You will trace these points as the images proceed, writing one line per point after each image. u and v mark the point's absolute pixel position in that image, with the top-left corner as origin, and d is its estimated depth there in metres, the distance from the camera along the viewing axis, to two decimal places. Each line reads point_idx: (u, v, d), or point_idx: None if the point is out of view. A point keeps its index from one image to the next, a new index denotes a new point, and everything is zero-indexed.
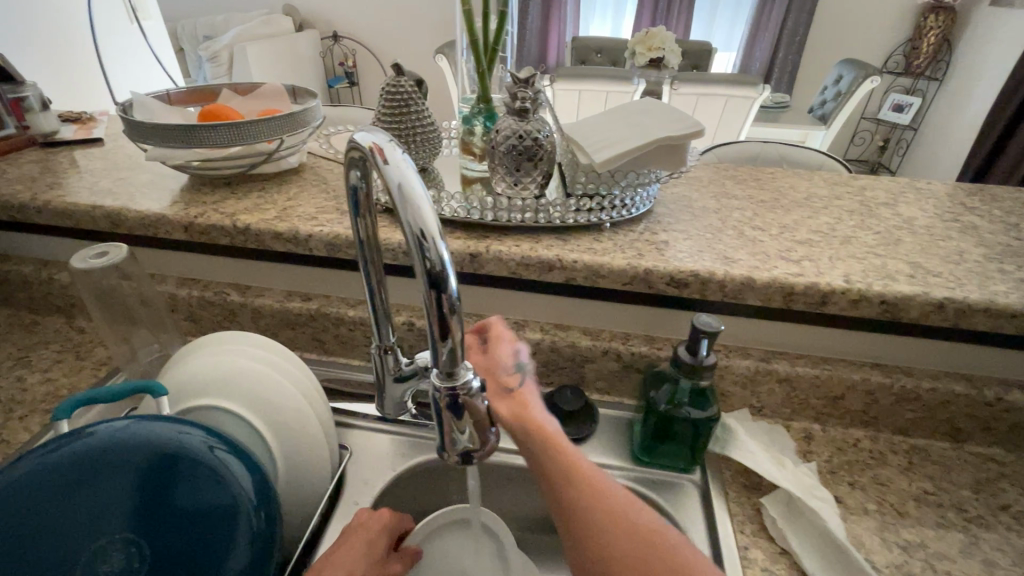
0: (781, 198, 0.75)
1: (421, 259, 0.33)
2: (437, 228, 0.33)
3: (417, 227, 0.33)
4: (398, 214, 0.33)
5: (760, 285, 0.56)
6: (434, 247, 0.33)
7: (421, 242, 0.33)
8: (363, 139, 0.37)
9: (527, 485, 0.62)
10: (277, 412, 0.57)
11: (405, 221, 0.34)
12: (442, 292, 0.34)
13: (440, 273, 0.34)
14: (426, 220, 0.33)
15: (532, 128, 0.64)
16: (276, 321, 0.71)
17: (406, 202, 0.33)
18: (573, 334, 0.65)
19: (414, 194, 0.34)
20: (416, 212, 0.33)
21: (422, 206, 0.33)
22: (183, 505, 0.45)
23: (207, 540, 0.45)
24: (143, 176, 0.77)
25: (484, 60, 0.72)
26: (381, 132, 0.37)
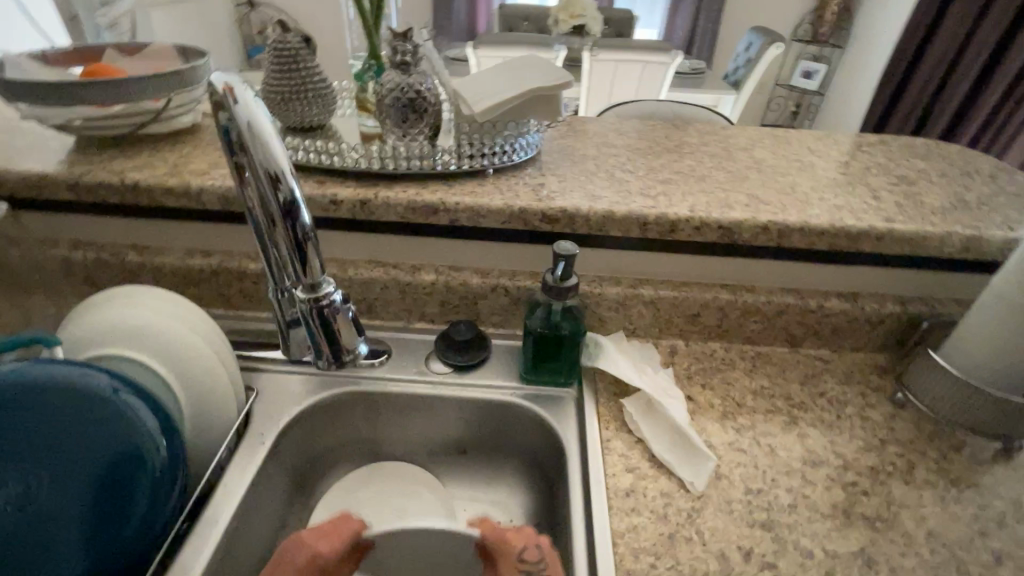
0: (656, 147, 0.84)
1: (278, 195, 0.44)
2: (288, 167, 0.43)
3: (271, 167, 0.43)
4: (254, 154, 0.41)
5: (618, 217, 0.64)
6: (288, 185, 0.44)
7: (277, 181, 0.43)
8: (215, 80, 0.40)
9: (428, 411, 0.69)
10: (183, 360, 0.59)
11: (259, 159, 0.42)
12: (296, 219, 0.45)
13: (293, 206, 0.45)
14: (280, 162, 0.43)
15: (415, 80, 0.68)
16: (179, 279, 0.73)
17: (257, 144, 0.41)
18: (465, 274, 0.71)
19: (263, 137, 0.41)
20: (267, 154, 0.42)
21: (273, 150, 0.42)
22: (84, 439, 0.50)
23: (105, 467, 0.51)
24: (23, 139, 0.75)
25: (370, 17, 0.75)
26: (229, 71, 0.42)
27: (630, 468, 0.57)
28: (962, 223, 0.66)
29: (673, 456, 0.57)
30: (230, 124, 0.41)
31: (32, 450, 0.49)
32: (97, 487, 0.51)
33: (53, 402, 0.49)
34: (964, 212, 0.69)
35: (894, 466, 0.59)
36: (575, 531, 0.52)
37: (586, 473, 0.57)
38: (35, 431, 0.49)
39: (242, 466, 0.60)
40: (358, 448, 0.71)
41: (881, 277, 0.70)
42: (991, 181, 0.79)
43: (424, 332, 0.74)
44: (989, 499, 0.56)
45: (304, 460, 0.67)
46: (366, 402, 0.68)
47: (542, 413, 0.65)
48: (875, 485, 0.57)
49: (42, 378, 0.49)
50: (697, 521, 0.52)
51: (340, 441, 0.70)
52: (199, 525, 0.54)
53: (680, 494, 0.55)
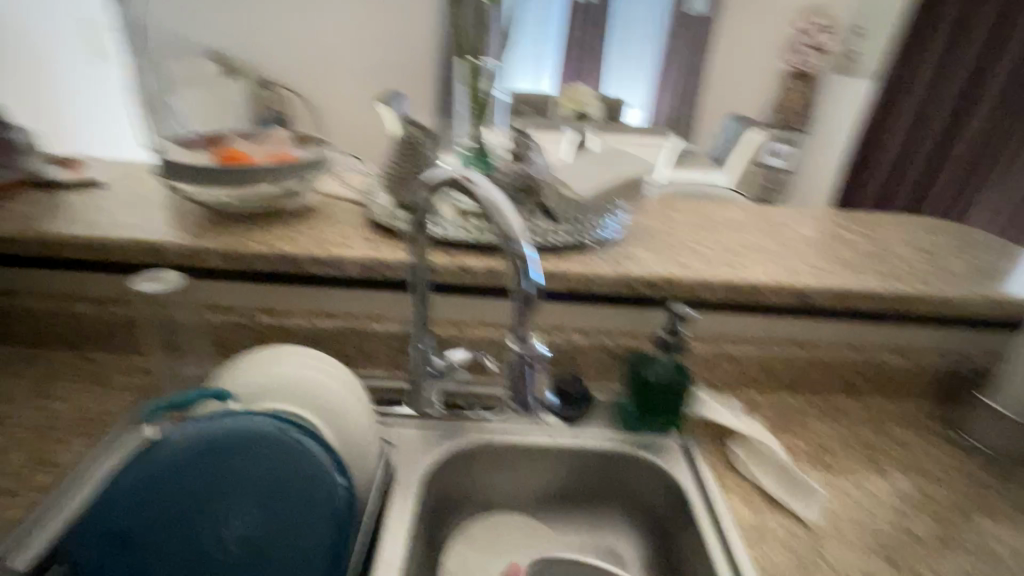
0: (712, 223, 0.97)
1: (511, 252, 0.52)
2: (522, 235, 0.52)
3: (508, 233, 0.51)
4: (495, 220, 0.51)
5: (709, 283, 0.75)
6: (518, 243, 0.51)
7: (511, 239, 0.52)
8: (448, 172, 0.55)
9: (544, 459, 0.74)
10: (333, 412, 0.65)
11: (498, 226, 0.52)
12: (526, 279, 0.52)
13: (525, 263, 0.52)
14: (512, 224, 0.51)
15: (527, 169, 0.81)
16: (306, 340, 0.79)
17: (495, 214, 0.52)
18: (568, 333, 0.79)
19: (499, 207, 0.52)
20: (505, 222, 0.52)
21: (508, 219, 0.51)
22: (272, 476, 0.54)
23: (302, 509, 0.55)
24: (164, 213, 0.83)
25: (479, 115, 0.88)
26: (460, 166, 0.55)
27: (750, 505, 0.64)
28: (987, 288, 0.79)
29: (784, 493, 0.65)
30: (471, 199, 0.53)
31: (240, 497, 0.54)
32: (304, 528, 0.55)
33: (238, 447, 0.54)
34: (983, 280, 0.83)
35: (970, 498, 0.68)
36: (717, 563, 0.58)
37: (711, 510, 0.63)
38: (233, 474, 0.53)
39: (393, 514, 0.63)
40: (474, 500, 0.75)
41: (927, 335, 0.82)
42: (993, 252, 0.94)
43: None
44: None
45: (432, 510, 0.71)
46: (488, 453, 0.73)
47: (654, 459, 0.71)
48: (959, 515, 0.65)
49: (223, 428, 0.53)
50: (821, 551, 0.59)
51: (460, 492, 0.74)
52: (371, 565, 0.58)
53: (799, 528, 0.62)
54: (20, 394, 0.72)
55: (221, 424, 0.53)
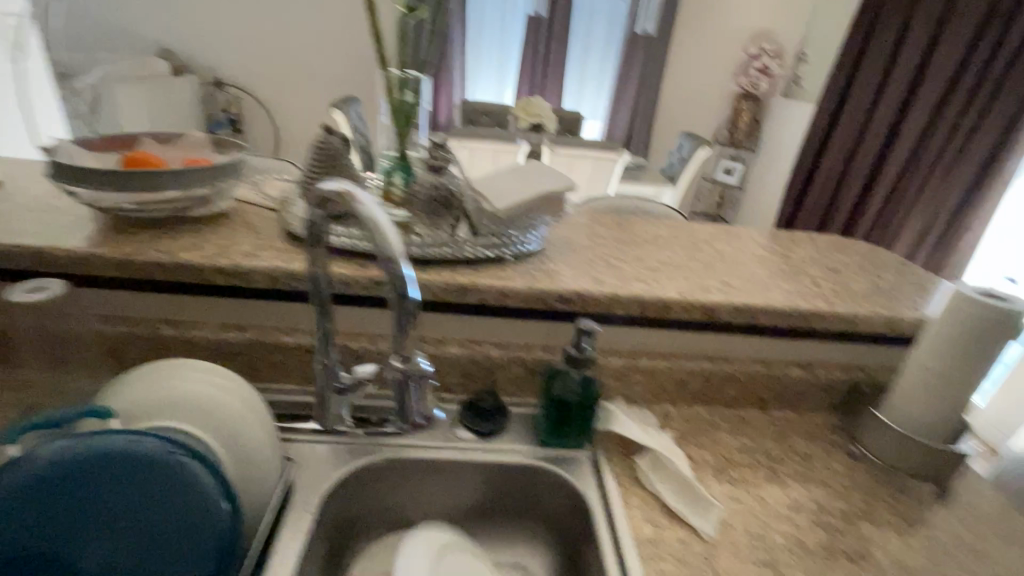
0: (637, 239, 0.99)
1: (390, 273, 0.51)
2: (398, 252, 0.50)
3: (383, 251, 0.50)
4: (374, 236, 0.50)
5: (622, 299, 0.76)
6: (395, 262, 0.51)
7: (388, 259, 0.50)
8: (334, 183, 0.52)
9: (454, 475, 0.73)
10: (230, 432, 0.63)
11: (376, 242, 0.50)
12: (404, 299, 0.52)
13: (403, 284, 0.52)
14: (392, 243, 0.50)
15: (445, 181, 0.80)
16: (210, 352, 0.75)
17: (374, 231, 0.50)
18: (486, 347, 0.79)
19: (377, 224, 0.50)
20: (382, 239, 0.50)
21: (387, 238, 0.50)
22: (150, 499, 0.51)
23: (179, 534, 0.52)
24: (63, 218, 0.78)
25: (403, 126, 0.88)
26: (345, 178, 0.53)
27: (650, 519, 0.65)
28: (883, 307, 0.84)
29: (683, 506, 0.66)
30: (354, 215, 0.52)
31: (110, 518, 0.50)
32: (177, 553, 0.52)
33: (121, 471, 0.50)
34: (881, 297, 0.87)
35: (859, 508, 0.71)
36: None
37: (612, 525, 0.64)
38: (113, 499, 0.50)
39: (289, 534, 0.61)
40: (382, 517, 0.74)
41: (829, 351, 0.86)
42: (895, 271, 1.00)
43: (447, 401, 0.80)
44: (934, 533, 0.69)
45: (335, 528, 0.69)
46: (396, 468, 0.72)
47: (564, 473, 0.71)
48: (847, 525, 0.68)
49: (111, 450, 0.50)
50: (713, 564, 0.60)
51: (366, 509, 0.72)
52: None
53: (694, 540, 0.63)
54: None
55: (108, 444, 0.50)
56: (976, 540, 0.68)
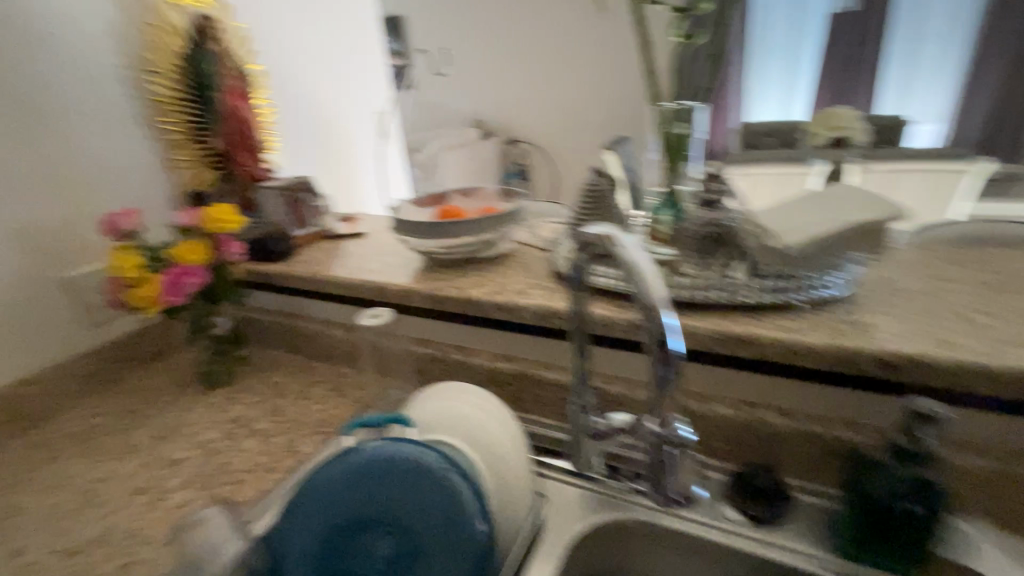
0: (1012, 287, 0.69)
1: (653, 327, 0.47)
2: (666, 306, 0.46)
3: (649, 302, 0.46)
4: (636, 286, 0.46)
5: (990, 373, 0.53)
6: (661, 317, 0.46)
7: (651, 311, 0.46)
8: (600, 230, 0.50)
9: (714, 562, 0.62)
10: (495, 461, 0.67)
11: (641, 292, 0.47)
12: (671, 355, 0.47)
13: (665, 341, 0.47)
14: (657, 294, 0.46)
15: (722, 216, 0.71)
16: (486, 378, 0.84)
17: (637, 279, 0.47)
18: (764, 412, 0.66)
19: (642, 272, 0.47)
20: (647, 290, 0.47)
21: (653, 289, 0.46)
22: (424, 507, 0.59)
23: (438, 546, 0.58)
24: (399, 260, 1.01)
25: (674, 161, 0.83)
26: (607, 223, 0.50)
27: None
28: None
29: None
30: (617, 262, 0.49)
31: (390, 518, 0.59)
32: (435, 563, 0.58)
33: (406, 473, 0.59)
34: None
35: None
36: None
37: None
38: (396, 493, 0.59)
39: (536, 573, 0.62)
40: None
41: None
42: None
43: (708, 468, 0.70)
44: None
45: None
46: (647, 535, 0.65)
47: None
48: None
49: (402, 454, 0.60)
50: None
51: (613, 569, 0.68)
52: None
53: None
54: (292, 393, 0.95)
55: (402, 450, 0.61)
56: None
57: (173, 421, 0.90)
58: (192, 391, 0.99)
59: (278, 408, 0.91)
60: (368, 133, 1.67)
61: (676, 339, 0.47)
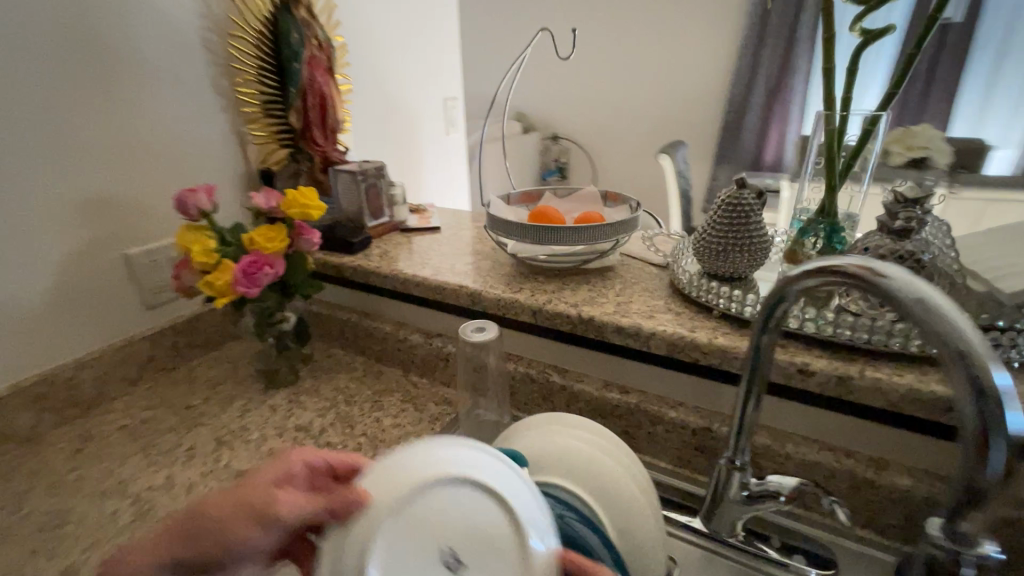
0: None
1: (965, 370, 0.36)
2: (985, 348, 0.36)
3: (954, 347, 0.36)
4: (931, 320, 0.37)
5: None
6: (975, 355, 0.36)
7: (961, 351, 0.36)
8: (852, 262, 0.41)
9: None
10: (623, 510, 0.58)
11: (937, 334, 0.37)
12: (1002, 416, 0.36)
13: (992, 391, 0.36)
14: (966, 329, 0.36)
15: (915, 248, 0.59)
16: (591, 409, 0.74)
17: (932, 317, 0.37)
18: (957, 490, 0.54)
19: (941, 308, 0.37)
20: (949, 329, 0.36)
21: (961, 329, 0.36)
22: None
23: None
24: (487, 263, 0.91)
25: (837, 176, 0.70)
26: (846, 258, 0.43)
27: None
28: None
29: None
30: (886, 298, 0.39)
31: None
32: None
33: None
34: None
35: None
36: None
37: None
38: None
39: None
40: None
41: None
42: None
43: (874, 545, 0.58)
44: None
45: None
46: None
47: None
48: None
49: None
50: None
51: None
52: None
53: None
54: (363, 402, 0.86)
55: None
56: None
57: (235, 424, 0.82)
58: (254, 389, 0.90)
59: (350, 419, 0.82)
60: (435, 119, 1.58)
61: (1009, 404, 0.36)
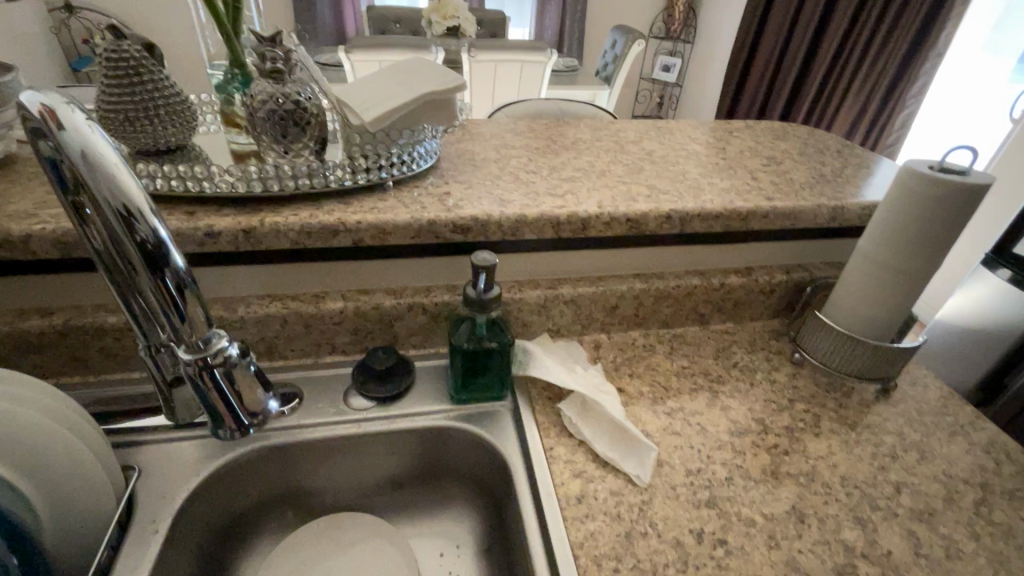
0: (554, 145, 0.86)
1: (132, 233, 0.40)
2: (146, 207, 0.39)
3: (120, 205, 0.38)
4: (91, 182, 0.37)
5: (531, 220, 0.63)
6: (144, 222, 0.40)
7: (130, 220, 0.39)
8: (27, 101, 0.35)
9: (350, 455, 0.62)
10: (35, 457, 0.47)
11: (100, 190, 0.38)
12: (166, 270, 0.42)
13: (157, 245, 0.41)
14: (131, 197, 0.39)
15: (291, 91, 0.61)
16: (9, 348, 0.58)
17: (99, 175, 0.37)
18: (376, 297, 0.65)
19: (110, 167, 0.38)
20: (114, 186, 0.38)
21: (127, 185, 0.38)
22: None
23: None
24: None
25: (229, 20, 0.65)
26: (47, 93, 0.37)
27: (578, 472, 0.56)
28: (827, 196, 0.75)
29: (616, 452, 0.57)
30: (58, 151, 0.36)
31: None
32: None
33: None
34: (825, 185, 0.79)
35: (804, 421, 0.65)
36: (534, 552, 0.50)
37: (534, 486, 0.55)
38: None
39: (136, 562, 0.48)
40: (275, 509, 0.62)
41: (769, 253, 0.78)
42: (839, 154, 0.92)
43: (338, 365, 0.67)
44: (879, 435, 0.64)
45: (209, 537, 0.56)
46: (280, 456, 0.60)
47: (478, 431, 0.62)
48: (792, 443, 0.62)
49: None
50: (649, 513, 0.53)
51: (258, 499, 0.61)
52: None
53: (629, 491, 0.54)
54: None
55: None
56: (921, 437, 0.64)
57: None
58: None
59: None
60: None
61: (170, 251, 0.43)
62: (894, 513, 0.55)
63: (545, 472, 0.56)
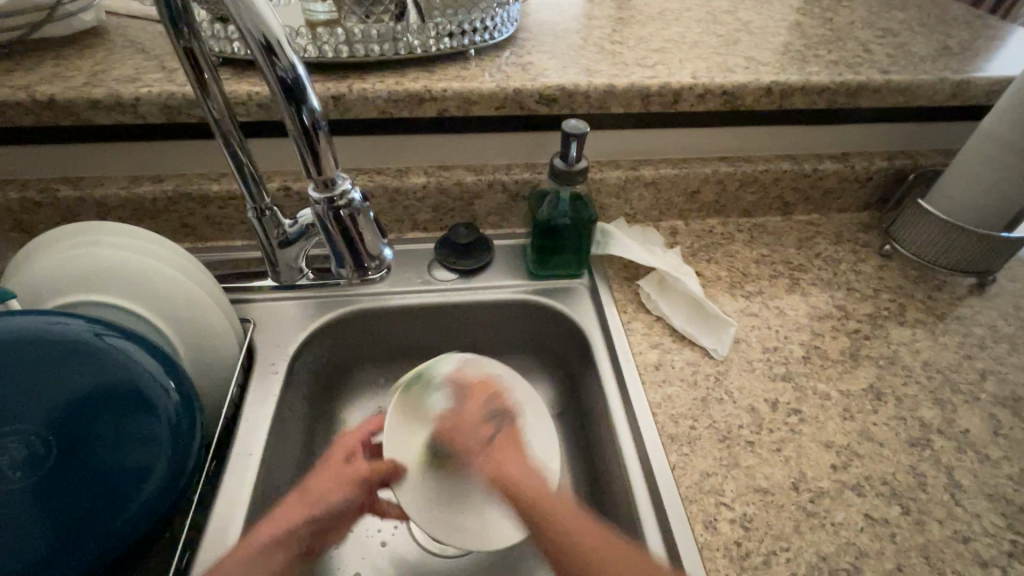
0: (637, 15, 0.79)
1: (272, 69, 0.36)
2: (281, 38, 0.35)
3: (261, 37, 0.35)
4: (237, 19, 0.34)
5: (620, 90, 0.60)
6: (283, 55, 0.35)
7: (269, 53, 0.35)
8: None
9: (435, 322, 0.66)
10: (171, 304, 0.53)
11: (246, 26, 0.34)
12: (302, 106, 0.38)
13: (296, 84, 0.37)
14: (269, 27, 0.35)
15: None
16: (128, 213, 0.63)
17: (239, 6, 0.34)
18: (457, 173, 0.66)
19: None
20: (255, 18, 0.34)
21: (258, 11, 0.34)
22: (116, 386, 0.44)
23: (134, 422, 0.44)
24: None
25: None
26: None
27: (655, 343, 0.58)
28: (950, 70, 0.67)
29: (693, 327, 0.59)
30: None
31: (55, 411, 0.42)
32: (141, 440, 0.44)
33: (81, 358, 0.43)
34: (948, 58, 0.70)
35: (888, 310, 0.64)
36: (612, 403, 0.54)
37: (611, 351, 0.58)
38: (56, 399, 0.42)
39: (261, 397, 0.55)
40: (369, 367, 0.69)
41: (872, 136, 0.72)
42: (964, 25, 0.81)
43: (420, 241, 0.70)
44: (969, 327, 0.62)
45: (315, 386, 0.63)
46: (372, 319, 0.65)
47: (556, 304, 0.64)
48: (874, 330, 0.61)
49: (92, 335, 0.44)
50: (725, 383, 0.55)
51: (354, 357, 0.67)
52: (242, 425, 0.53)
53: (705, 362, 0.57)
54: None
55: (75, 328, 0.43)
56: (1014, 330, 0.62)
57: None
58: None
59: None
60: None
61: (308, 89, 0.38)
62: (977, 397, 0.55)
63: (623, 341, 0.58)
